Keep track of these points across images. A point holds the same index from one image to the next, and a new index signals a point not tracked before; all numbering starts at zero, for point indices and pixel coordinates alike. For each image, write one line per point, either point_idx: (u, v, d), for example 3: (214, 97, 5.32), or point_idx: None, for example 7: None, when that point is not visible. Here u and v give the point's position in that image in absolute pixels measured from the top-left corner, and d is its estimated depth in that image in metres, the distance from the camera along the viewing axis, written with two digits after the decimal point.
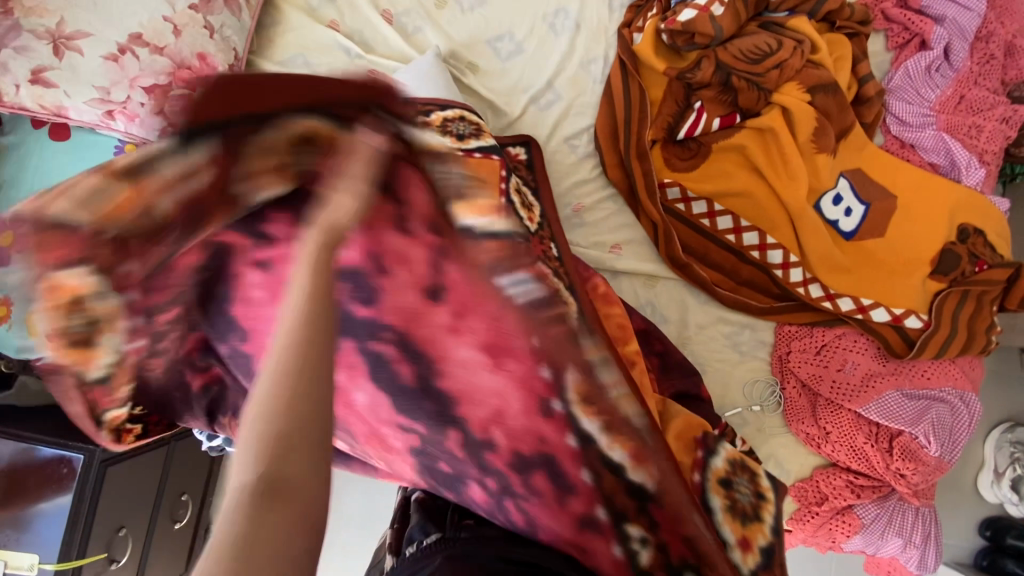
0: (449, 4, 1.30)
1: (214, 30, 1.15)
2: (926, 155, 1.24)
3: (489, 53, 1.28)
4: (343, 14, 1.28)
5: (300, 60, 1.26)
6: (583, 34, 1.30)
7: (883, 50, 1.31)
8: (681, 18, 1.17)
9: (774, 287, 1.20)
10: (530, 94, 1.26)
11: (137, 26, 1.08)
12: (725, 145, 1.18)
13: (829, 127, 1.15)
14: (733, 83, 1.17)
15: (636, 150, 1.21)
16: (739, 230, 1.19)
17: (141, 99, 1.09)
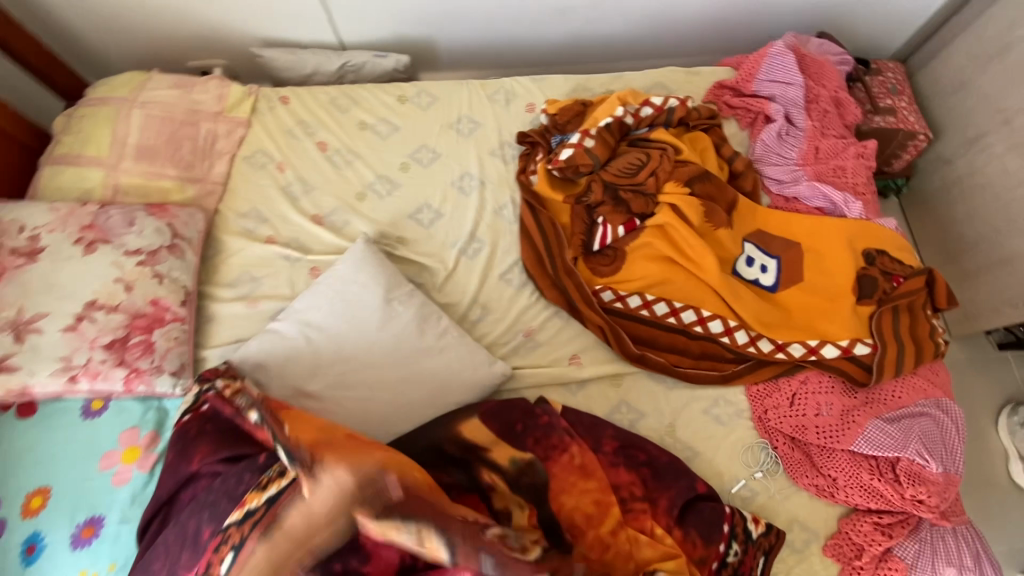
0: (369, 195, 1.46)
1: (163, 276, 1.25)
2: (810, 202, 1.40)
3: (413, 225, 1.42)
4: (279, 227, 1.42)
5: (246, 277, 1.37)
6: (489, 187, 1.46)
7: (739, 130, 1.51)
8: (563, 156, 1.33)
9: (727, 353, 1.25)
10: (456, 249, 1.39)
11: (91, 294, 1.19)
12: (637, 246, 1.30)
13: (716, 207, 1.29)
14: (622, 196, 1.32)
15: (563, 268, 1.33)
16: (677, 311, 1.27)
17: (101, 356, 1.16)
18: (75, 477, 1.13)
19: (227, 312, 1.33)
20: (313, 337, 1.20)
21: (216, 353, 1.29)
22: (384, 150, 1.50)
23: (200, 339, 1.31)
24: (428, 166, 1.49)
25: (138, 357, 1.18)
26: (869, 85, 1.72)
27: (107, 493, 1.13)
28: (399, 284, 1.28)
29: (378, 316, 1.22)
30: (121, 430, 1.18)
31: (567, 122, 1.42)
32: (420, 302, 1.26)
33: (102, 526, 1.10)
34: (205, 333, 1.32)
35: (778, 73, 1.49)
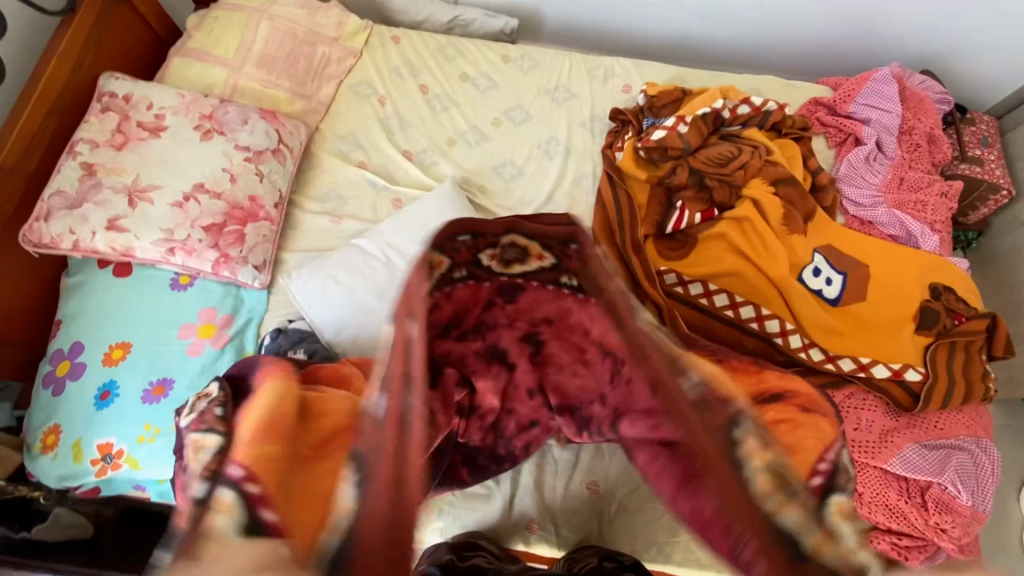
0: (459, 142, 1.52)
1: (263, 176, 1.34)
2: (884, 229, 1.41)
3: (495, 177, 1.48)
4: (370, 155, 1.49)
5: (334, 194, 1.45)
6: (573, 156, 1.52)
7: (826, 148, 1.54)
8: (654, 136, 1.39)
9: (779, 354, 1.27)
10: (532, 208, 1.44)
11: (200, 177, 1.27)
12: (710, 235, 1.34)
13: (795, 212, 1.33)
14: (707, 183, 1.35)
15: (631, 243, 1.34)
16: (736, 306, 1.28)
17: (200, 236, 1.24)
18: (153, 341, 1.22)
19: (312, 222, 1.41)
20: (393, 258, 1.30)
21: (296, 258, 1.37)
22: (480, 103, 1.57)
23: (283, 242, 1.39)
24: (519, 124, 1.55)
25: (230, 244, 1.26)
26: (961, 133, 1.71)
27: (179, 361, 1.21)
28: None
29: None
30: (201, 307, 1.27)
31: (662, 107, 1.49)
32: None
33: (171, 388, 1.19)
34: (288, 237, 1.39)
35: (877, 99, 1.51)
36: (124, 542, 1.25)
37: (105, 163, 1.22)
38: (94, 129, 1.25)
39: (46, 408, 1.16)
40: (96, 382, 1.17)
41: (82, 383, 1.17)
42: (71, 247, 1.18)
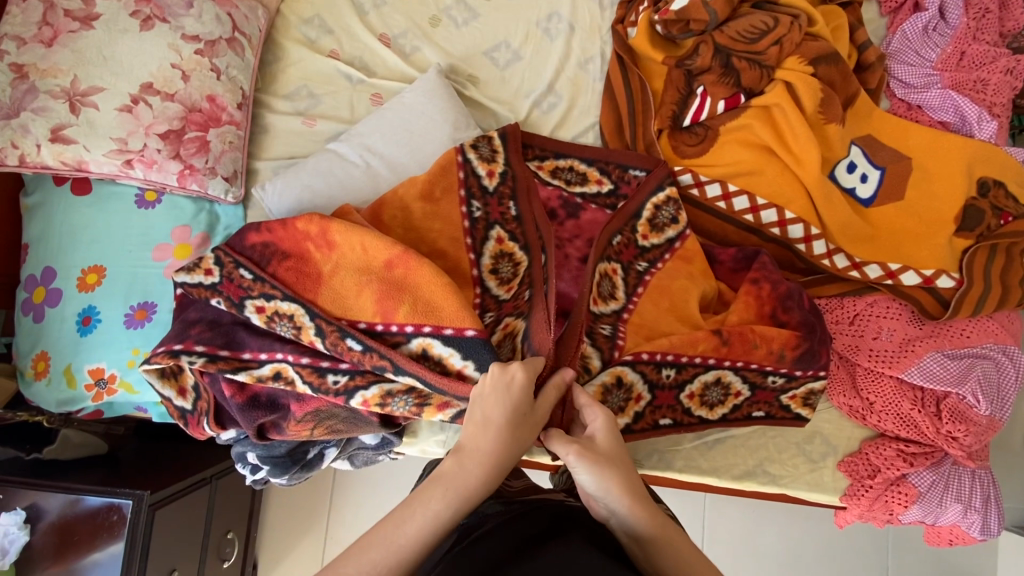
0: (443, 22, 1.30)
1: (220, 72, 1.16)
2: (934, 114, 1.23)
3: (487, 64, 1.28)
4: (342, 42, 1.29)
5: (304, 91, 1.27)
6: (578, 34, 1.30)
7: (877, 17, 1.31)
8: (675, 7, 1.17)
9: (799, 262, 1.17)
10: (531, 99, 1.26)
11: (147, 75, 1.10)
12: (732, 127, 1.17)
13: (835, 97, 1.13)
14: (734, 64, 1.14)
15: (642, 141, 1.22)
16: (757, 209, 1.16)
17: (157, 145, 1.11)
18: (128, 263, 1.14)
19: (283, 124, 1.26)
20: (373, 164, 1.15)
21: (270, 167, 1.24)
22: None
23: (254, 149, 1.25)
24: None
25: (193, 154, 1.14)
26: None
27: (159, 283, 1.15)
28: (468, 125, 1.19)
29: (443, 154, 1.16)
30: (174, 225, 1.18)
31: None
32: None
33: (154, 312, 1.14)
34: (259, 143, 1.25)
35: None
36: (139, 456, 1.28)
37: (36, 63, 1.06)
38: (16, 21, 1.07)
39: (30, 335, 1.13)
40: (75, 309, 1.12)
41: (60, 310, 1.12)
42: (18, 164, 1.06)
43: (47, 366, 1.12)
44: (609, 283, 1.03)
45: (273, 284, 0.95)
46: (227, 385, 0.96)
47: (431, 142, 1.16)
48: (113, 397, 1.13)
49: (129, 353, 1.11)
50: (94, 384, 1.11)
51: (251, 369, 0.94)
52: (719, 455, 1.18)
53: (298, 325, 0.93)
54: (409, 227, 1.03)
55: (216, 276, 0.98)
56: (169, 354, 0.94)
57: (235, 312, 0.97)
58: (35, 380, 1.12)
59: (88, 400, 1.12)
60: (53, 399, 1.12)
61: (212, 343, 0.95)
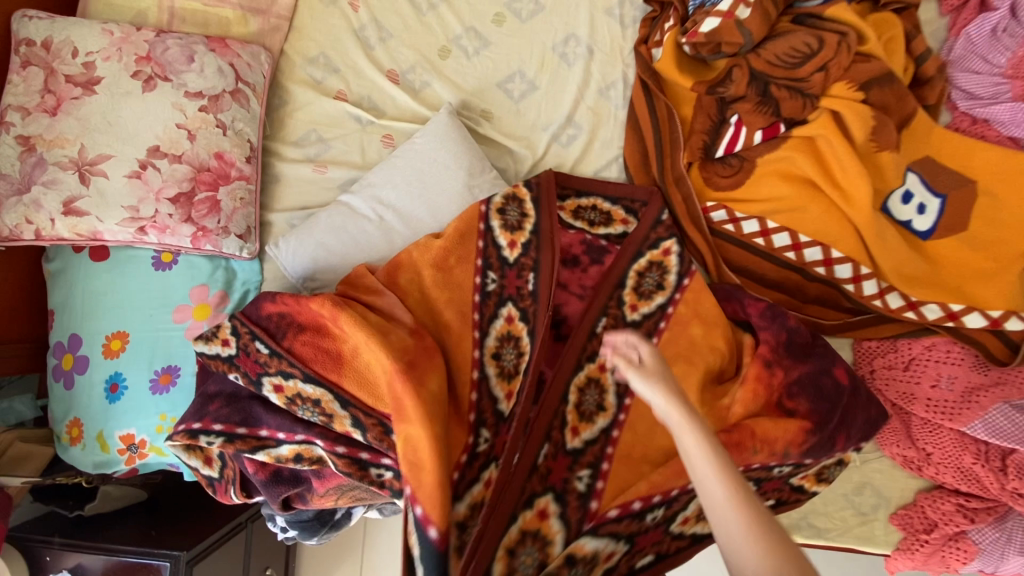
0: (453, 52, 1.23)
1: (226, 127, 1.12)
2: (1005, 129, 1.08)
3: (501, 96, 1.21)
4: (349, 81, 1.23)
5: (314, 136, 1.23)
6: (597, 57, 1.20)
7: (937, 17, 1.16)
8: (704, 28, 1.05)
9: (846, 301, 1.09)
10: (549, 133, 1.18)
11: (153, 138, 1.07)
12: (771, 159, 1.06)
13: (889, 123, 1.01)
14: (773, 92, 1.04)
15: (672, 174, 1.13)
16: (799, 246, 1.08)
17: (168, 210, 1.09)
18: (150, 327, 1.14)
19: (294, 173, 1.22)
20: (385, 217, 1.10)
21: (283, 219, 1.21)
22: None
23: (266, 200, 1.22)
24: (527, 21, 1.22)
25: (204, 215, 1.11)
26: None
27: (181, 346, 1.15)
28: (482, 170, 1.13)
29: (458, 202, 1.10)
30: (192, 285, 1.16)
31: None
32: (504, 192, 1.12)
33: (178, 376, 1.14)
34: (271, 194, 1.22)
35: None
36: (176, 504, 1.31)
37: (43, 134, 1.04)
38: (20, 91, 1.04)
39: (62, 401, 1.14)
40: (102, 375, 1.12)
41: (88, 377, 1.12)
42: (34, 238, 1.05)
43: (81, 432, 1.13)
44: (595, 393, 0.95)
45: (290, 361, 0.93)
46: (248, 462, 0.94)
47: (445, 191, 1.10)
48: (145, 460, 1.14)
49: (156, 418, 1.13)
50: (126, 448, 1.13)
51: (269, 449, 0.92)
52: None
53: (324, 409, 0.91)
54: (425, 290, 0.99)
55: (232, 347, 0.96)
56: (189, 433, 0.93)
57: (252, 389, 0.95)
58: (70, 445, 1.13)
59: (121, 463, 1.14)
60: (89, 462, 1.13)
61: (230, 422, 0.93)
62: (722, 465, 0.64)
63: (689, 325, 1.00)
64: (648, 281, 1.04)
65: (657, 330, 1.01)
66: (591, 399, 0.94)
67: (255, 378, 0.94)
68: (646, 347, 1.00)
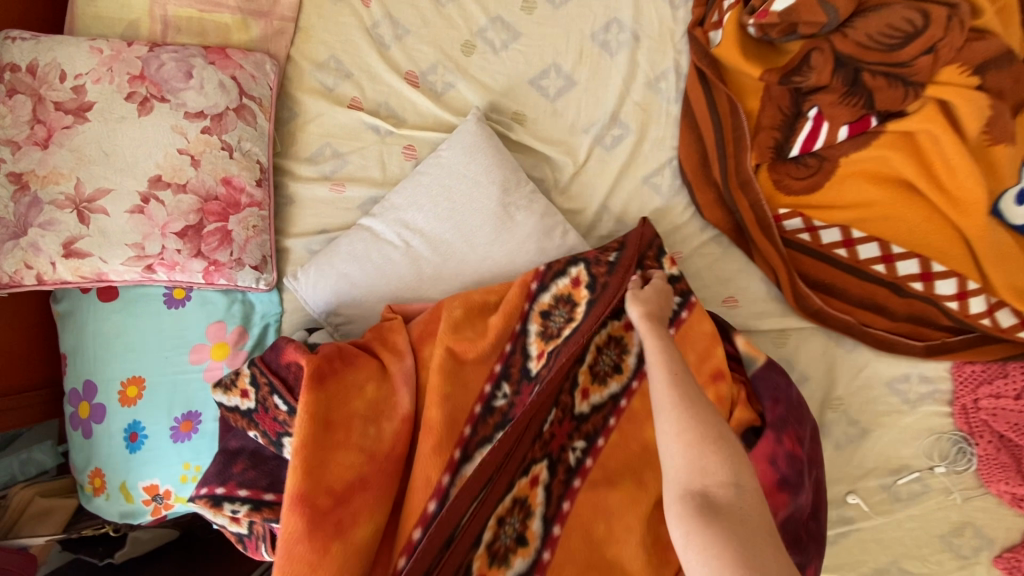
0: (478, 48, 1.08)
1: (232, 148, 1.01)
2: None
3: (534, 95, 1.06)
4: (364, 87, 1.10)
5: (328, 151, 1.11)
6: (644, 45, 1.04)
7: None
8: (777, 6, 0.89)
9: (947, 320, 0.94)
10: (591, 136, 1.04)
11: (154, 167, 0.97)
12: (858, 158, 0.91)
13: (1006, 112, 0.85)
14: (865, 80, 0.88)
15: (737, 178, 0.98)
16: (891, 258, 0.93)
17: (176, 245, 0.99)
18: (167, 369, 1.06)
19: (309, 193, 1.11)
20: (412, 243, 0.99)
21: (301, 245, 1.10)
22: None
23: (281, 224, 1.12)
24: (561, 6, 1.07)
25: (215, 248, 1.01)
26: None
27: (200, 389, 1.07)
28: (518, 183, 1.00)
29: (492, 222, 0.97)
30: (208, 323, 1.07)
31: None
32: (544, 207, 0.99)
33: (200, 421, 1.06)
34: (286, 217, 1.11)
35: None
36: None
37: (35, 170, 0.94)
38: (7, 123, 0.94)
39: (81, 451, 1.07)
40: (121, 424, 1.05)
41: (106, 426, 1.05)
42: (36, 283, 0.97)
43: (103, 482, 1.06)
44: (520, 518, 0.81)
45: None
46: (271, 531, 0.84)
47: (477, 210, 0.98)
48: (171, 510, 1.07)
49: (179, 467, 1.05)
50: (151, 499, 1.06)
51: None
52: (842, 551, 1.00)
53: None
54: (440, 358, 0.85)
55: (252, 400, 0.87)
56: (211, 499, 0.85)
57: (274, 448, 0.86)
58: (94, 496, 1.07)
59: (148, 514, 1.07)
60: (115, 511, 1.07)
61: (256, 485, 0.85)
62: (680, 391, 0.76)
63: (645, 425, 0.88)
64: (605, 362, 0.91)
65: (606, 429, 0.88)
66: (511, 529, 0.80)
67: (274, 438, 0.85)
68: (587, 457, 0.86)
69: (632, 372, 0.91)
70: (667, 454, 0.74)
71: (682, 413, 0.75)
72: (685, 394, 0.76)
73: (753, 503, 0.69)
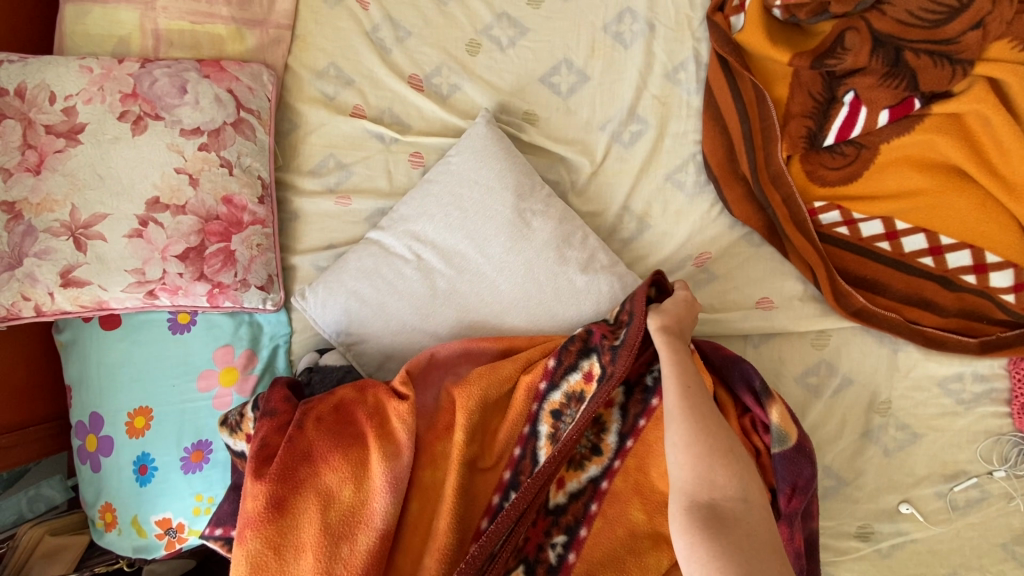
0: (484, 46, 1.03)
1: (232, 165, 0.97)
2: None
3: (546, 93, 1.01)
4: (366, 93, 1.05)
5: (332, 162, 1.06)
6: (659, 35, 0.98)
7: None
8: None
9: (1001, 313, 0.88)
10: (607, 134, 0.98)
11: (151, 189, 0.93)
12: (900, 144, 0.85)
13: None
14: (907, 60, 0.81)
15: (767, 172, 0.92)
16: (939, 250, 0.87)
17: (178, 269, 0.95)
18: (175, 398, 1.01)
19: (314, 208, 1.06)
20: (424, 256, 0.93)
21: (308, 261, 1.05)
22: None
23: (286, 241, 1.07)
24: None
25: (219, 270, 0.97)
26: None
27: (210, 417, 1.02)
28: (534, 188, 0.94)
29: (507, 230, 0.91)
30: (215, 347, 1.03)
31: None
32: (562, 212, 0.94)
33: (211, 450, 1.02)
34: (290, 234, 1.06)
35: None
36: None
37: (28, 197, 0.90)
38: None
39: (90, 486, 1.03)
40: (129, 457, 1.00)
41: (114, 460, 1.01)
42: (35, 315, 0.93)
43: (114, 517, 1.02)
44: None
45: None
46: None
47: (492, 218, 0.92)
48: (185, 543, 1.03)
49: (192, 499, 1.01)
50: (164, 533, 1.01)
51: None
52: (899, 565, 0.93)
53: None
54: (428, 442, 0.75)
55: None
56: (227, 541, 0.82)
57: None
58: (105, 532, 1.03)
59: (161, 548, 1.02)
60: (128, 547, 1.02)
61: None
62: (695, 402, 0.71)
63: (629, 507, 0.78)
64: (582, 443, 0.80)
65: (588, 517, 0.78)
66: None
67: None
68: (569, 552, 0.76)
69: (612, 453, 0.79)
70: (672, 466, 0.70)
71: (695, 426, 0.70)
72: (697, 407, 0.71)
73: (762, 519, 0.66)
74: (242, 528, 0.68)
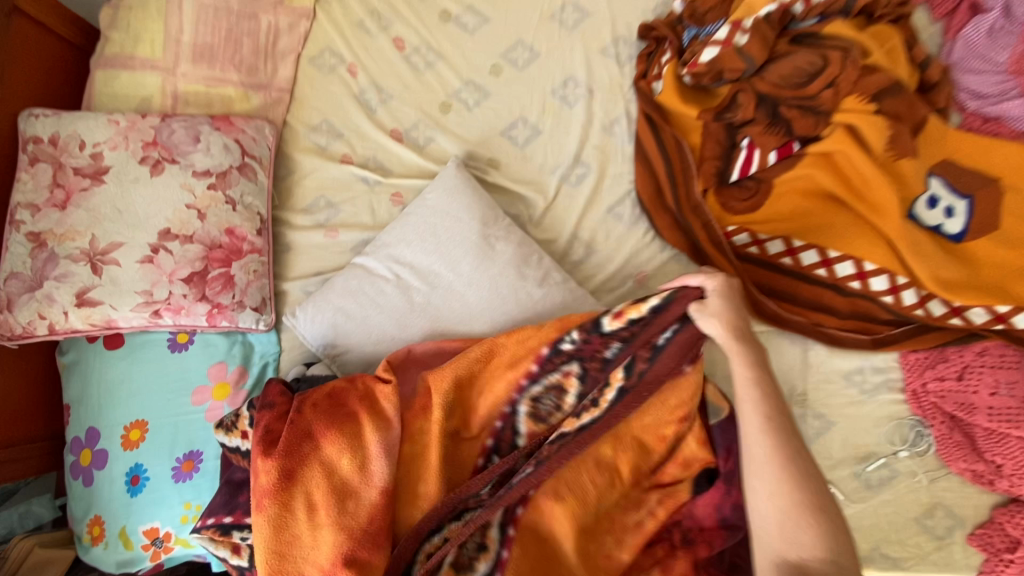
0: (454, 106, 1.23)
1: (235, 202, 1.12)
2: (1018, 124, 1.07)
3: (506, 143, 1.20)
4: (354, 144, 1.23)
5: (322, 202, 1.22)
6: (598, 97, 1.21)
7: (930, 23, 1.15)
8: (704, 57, 1.07)
9: (886, 313, 1.05)
10: (558, 175, 1.18)
11: (164, 221, 1.07)
12: (788, 177, 1.05)
13: (905, 131, 1.00)
14: (782, 113, 1.04)
15: (688, 203, 1.11)
16: (829, 262, 1.05)
17: (182, 291, 1.07)
18: (170, 412, 1.10)
19: (305, 241, 1.21)
20: (402, 275, 1.08)
21: (298, 287, 1.19)
22: (471, 48, 1.25)
23: (279, 270, 1.21)
24: (523, 69, 1.23)
25: (219, 292, 1.09)
26: None
27: (201, 428, 1.11)
28: (496, 218, 1.11)
29: (473, 252, 1.07)
30: (210, 364, 1.13)
31: (708, 10, 1.13)
32: (521, 237, 1.11)
33: (201, 460, 1.10)
34: (283, 263, 1.20)
35: None
36: None
37: (53, 229, 1.03)
38: (29, 189, 1.04)
39: (81, 500, 1.08)
40: (122, 468, 1.08)
41: (107, 472, 1.08)
42: (48, 333, 1.03)
43: (102, 530, 1.07)
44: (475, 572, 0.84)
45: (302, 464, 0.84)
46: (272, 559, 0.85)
47: (460, 242, 1.08)
48: (171, 553, 1.09)
49: (181, 508, 1.08)
50: (151, 543, 1.07)
51: None
52: None
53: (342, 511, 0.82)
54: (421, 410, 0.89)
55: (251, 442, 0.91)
56: (219, 528, 0.89)
57: None
58: (91, 546, 1.07)
59: (147, 559, 1.08)
60: (112, 561, 1.07)
61: None
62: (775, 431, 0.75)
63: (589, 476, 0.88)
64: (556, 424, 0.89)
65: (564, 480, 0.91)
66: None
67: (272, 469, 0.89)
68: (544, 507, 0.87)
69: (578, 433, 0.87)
70: (758, 513, 0.74)
71: (784, 473, 0.73)
72: (780, 443, 0.74)
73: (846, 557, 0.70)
74: (260, 498, 0.80)
